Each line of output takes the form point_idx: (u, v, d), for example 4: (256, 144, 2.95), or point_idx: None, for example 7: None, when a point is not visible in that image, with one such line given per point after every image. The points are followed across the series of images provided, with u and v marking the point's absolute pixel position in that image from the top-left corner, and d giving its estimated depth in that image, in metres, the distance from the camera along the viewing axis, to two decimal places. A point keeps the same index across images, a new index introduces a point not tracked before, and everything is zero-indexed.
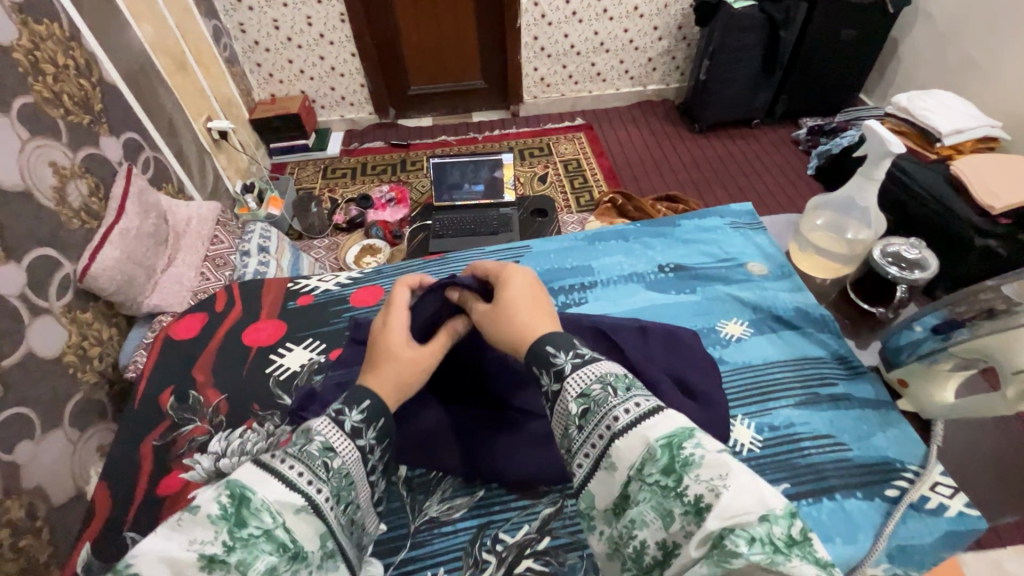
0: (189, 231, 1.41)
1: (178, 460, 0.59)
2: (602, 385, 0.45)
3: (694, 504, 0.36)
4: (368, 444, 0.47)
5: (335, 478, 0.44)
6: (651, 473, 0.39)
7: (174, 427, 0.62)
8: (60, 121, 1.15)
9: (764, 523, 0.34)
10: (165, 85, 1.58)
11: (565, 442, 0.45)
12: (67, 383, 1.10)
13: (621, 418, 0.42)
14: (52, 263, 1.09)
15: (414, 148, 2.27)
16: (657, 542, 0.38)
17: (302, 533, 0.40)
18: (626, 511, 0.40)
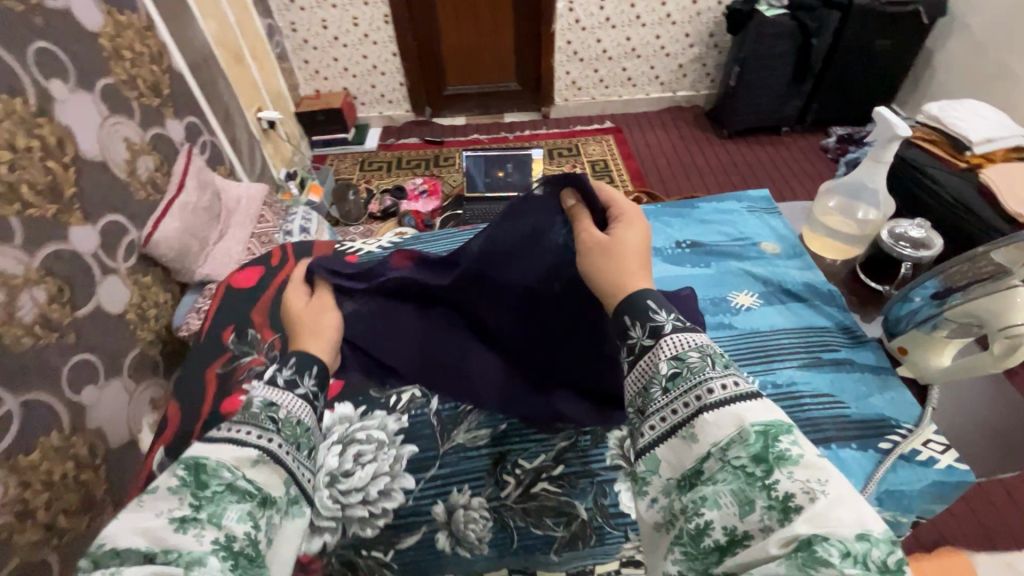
0: (239, 208, 1.51)
1: (237, 384, 0.67)
2: (699, 353, 0.45)
3: (784, 502, 0.36)
4: (308, 390, 0.51)
5: (290, 427, 0.47)
6: (737, 454, 0.39)
7: (235, 357, 0.71)
8: (134, 102, 1.27)
9: (862, 542, 0.34)
10: (223, 75, 1.71)
11: (639, 400, 0.46)
12: (128, 337, 1.20)
13: (716, 393, 0.42)
14: (121, 228, 1.20)
15: (447, 145, 2.37)
16: (726, 527, 0.38)
17: (265, 481, 0.44)
18: (697, 486, 0.41)
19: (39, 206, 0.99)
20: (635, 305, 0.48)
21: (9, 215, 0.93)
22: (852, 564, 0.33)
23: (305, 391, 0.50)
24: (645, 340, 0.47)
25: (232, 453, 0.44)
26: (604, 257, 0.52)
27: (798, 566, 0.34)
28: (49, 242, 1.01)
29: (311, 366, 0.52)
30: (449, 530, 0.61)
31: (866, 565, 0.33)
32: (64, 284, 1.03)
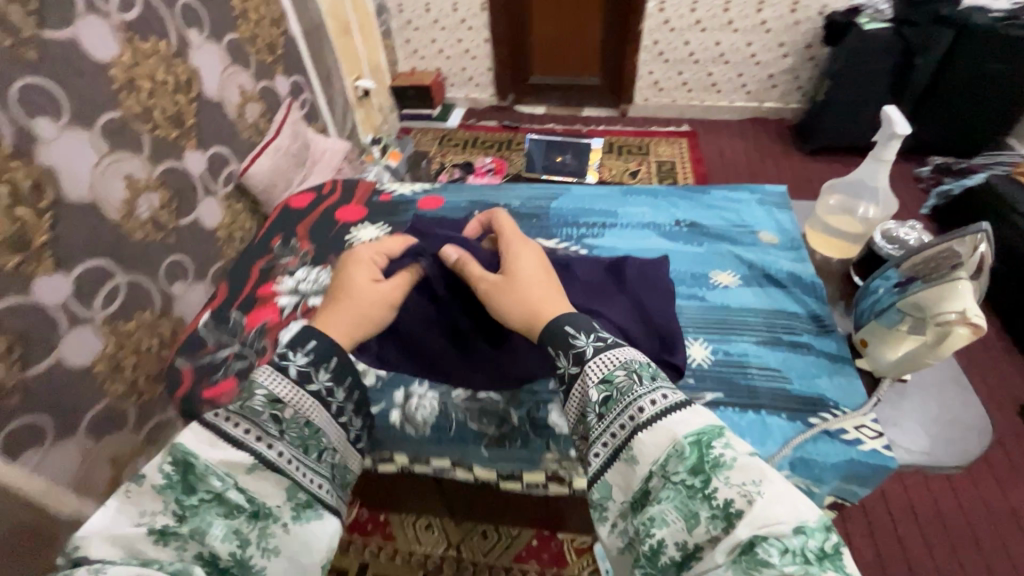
0: (323, 159, 1.72)
1: (275, 275, 0.85)
2: (624, 372, 0.51)
3: (725, 509, 0.41)
4: (321, 386, 0.59)
5: (294, 430, 0.56)
6: (679, 472, 0.44)
7: (278, 256, 0.89)
8: (251, 56, 1.50)
9: (799, 536, 0.38)
10: (330, 44, 1.94)
11: (581, 428, 0.52)
12: (216, 249, 1.39)
13: (645, 409, 0.48)
14: (224, 159, 1.42)
15: (522, 131, 2.48)
16: (677, 542, 0.42)
17: (258, 490, 0.52)
18: (647, 507, 0.45)
19: (165, 128, 1.21)
20: (557, 335, 0.56)
21: (142, 131, 1.15)
22: (789, 563, 0.37)
23: (315, 389, 0.59)
24: (572, 367, 0.54)
25: (226, 459, 0.52)
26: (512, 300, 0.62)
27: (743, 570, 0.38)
28: (167, 158, 1.22)
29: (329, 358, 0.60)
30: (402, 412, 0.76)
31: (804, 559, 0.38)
32: (174, 194, 1.25)
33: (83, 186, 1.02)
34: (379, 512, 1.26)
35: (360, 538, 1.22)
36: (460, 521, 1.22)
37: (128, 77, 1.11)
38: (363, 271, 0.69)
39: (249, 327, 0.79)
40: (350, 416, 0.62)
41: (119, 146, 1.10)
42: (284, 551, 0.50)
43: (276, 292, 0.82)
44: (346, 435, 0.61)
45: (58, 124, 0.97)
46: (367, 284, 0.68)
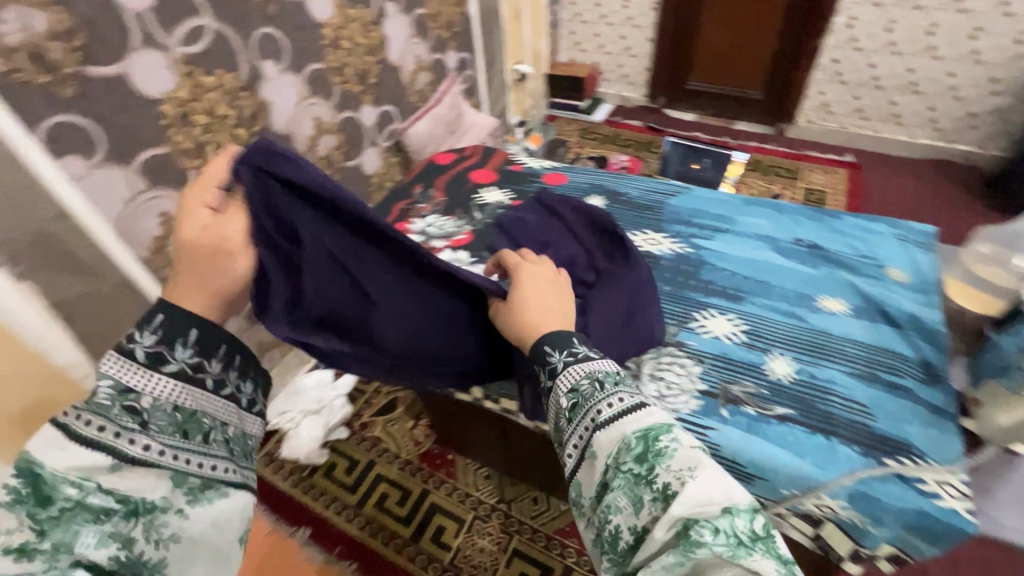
0: (471, 130, 1.88)
1: (409, 215, 1.04)
2: (589, 381, 0.59)
3: (663, 492, 0.48)
4: (185, 361, 0.57)
5: (161, 418, 0.54)
6: (627, 463, 0.52)
7: (415, 200, 1.07)
8: (429, 31, 1.69)
9: (727, 515, 0.46)
10: (499, 28, 2.09)
11: (559, 434, 0.60)
12: (364, 191, 1.63)
13: (603, 411, 0.56)
14: (388, 117, 1.64)
15: (665, 134, 2.45)
16: (629, 526, 0.51)
17: (131, 486, 0.50)
18: (606, 498, 0.53)
19: (351, 83, 1.45)
20: (537, 352, 0.64)
21: (335, 83, 1.40)
22: (718, 538, 0.44)
23: (171, 369, 0.56)
24: (548, 379, 0.62)
25: (83, 460, 0.49)
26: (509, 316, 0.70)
27: (682, 551, 0.45)
28: (344, 109, 1.45)
29: (188, 332, 0.57)
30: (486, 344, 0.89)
31: (732, 535, 0.45)
32: (347, 139, 1.50)
33: (285, 119, 1.28)
34: (449, 451, 1.39)
35: (428, 469, 1.36)
36: (518, 481, 1.31)
37: (335, 37, 1.35)
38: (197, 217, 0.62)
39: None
40: (235, 385, 0.62)
41: (315, 92, 1.35)
42: (185, 536, 0.51)
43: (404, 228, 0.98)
44: (235, 404, 0.62)
45: (278, 67, 1.23)
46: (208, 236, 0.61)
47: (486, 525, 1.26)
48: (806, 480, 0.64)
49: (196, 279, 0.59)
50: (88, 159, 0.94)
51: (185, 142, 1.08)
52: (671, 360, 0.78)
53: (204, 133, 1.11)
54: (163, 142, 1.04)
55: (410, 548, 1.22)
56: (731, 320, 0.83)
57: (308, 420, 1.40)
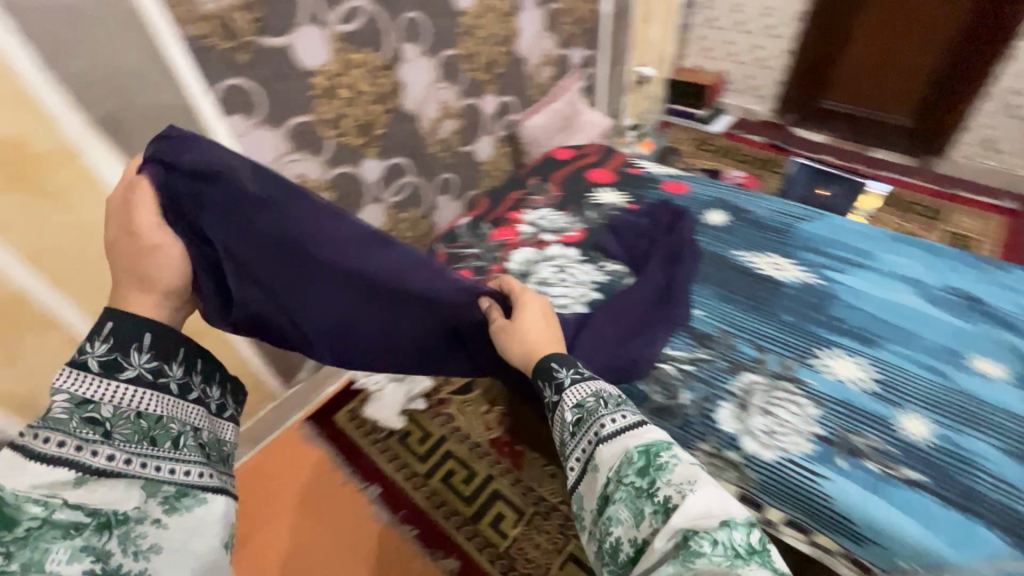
0: (584, 129, 1.87)
1: (526, 205, 1.20)
2: (595, 398, 0.67)
3: (665, 504, 0.55)
4: (147, 367, 0.59)
5: (125, 427, 0.56)
6: (629, 477, 0.59)
7: (534, 193, 1.23)
8: (557, 27, 1.70)
9: (724, 528, 0.51)
10: (628, 28, 2.05)
11: (563, 448, 0.68)
12: (474, 177, 1.68)
13: (605, 425, 0.64)
14: (506, 108, 1.67)
15: (787, 154, 2.29)
16: (630, 536, 0.57)
17: (101, 502, 0.50)
18: (608, 511, 0.60)
19: (479, 72, 1.50)
20: (543, 369, 0.72)
21: (465, 71, 1.46)
22: (715, 548, 0.49)
23: (131, 376, 0.58)
24: (554, 394, 0.70)
25: (47, 474, 0.49)
26: (509, 335, 0.80)
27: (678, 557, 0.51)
28: (467, 96, 1.51)
29: (145, 337, 0.59)
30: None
31: (729, 548, 0.50)
32: (466, 125, 1.56)
33: (414, 101, 1.36)
34: (518, 443, 1.39)
35: (495, 455, 1.38)
36: None
37: (471, 26, 1.40)
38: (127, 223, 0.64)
39: (494, 236, 1.13)
40: (197, 388, 0.65)
41: (444, 78, 1.41)
42: (163, 546, 0.51)
43: (519, 218, 1.15)
44: (200, 407, 0.65)
45: (417, 51, 1.30)
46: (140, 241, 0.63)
47: (546, 522, 1.26)
48: (940, 558, 0.64)
49: (141, 278, 0.63)
50: (249, 120, 1.05)
51: (327, 113, 1.17)
52: (785, 397, 0.80)
53: (344, 106, 1.20)
54: (310, 111, 1.14)
55: (468, 528, 1.25)
56: (862, 365, 0.83)
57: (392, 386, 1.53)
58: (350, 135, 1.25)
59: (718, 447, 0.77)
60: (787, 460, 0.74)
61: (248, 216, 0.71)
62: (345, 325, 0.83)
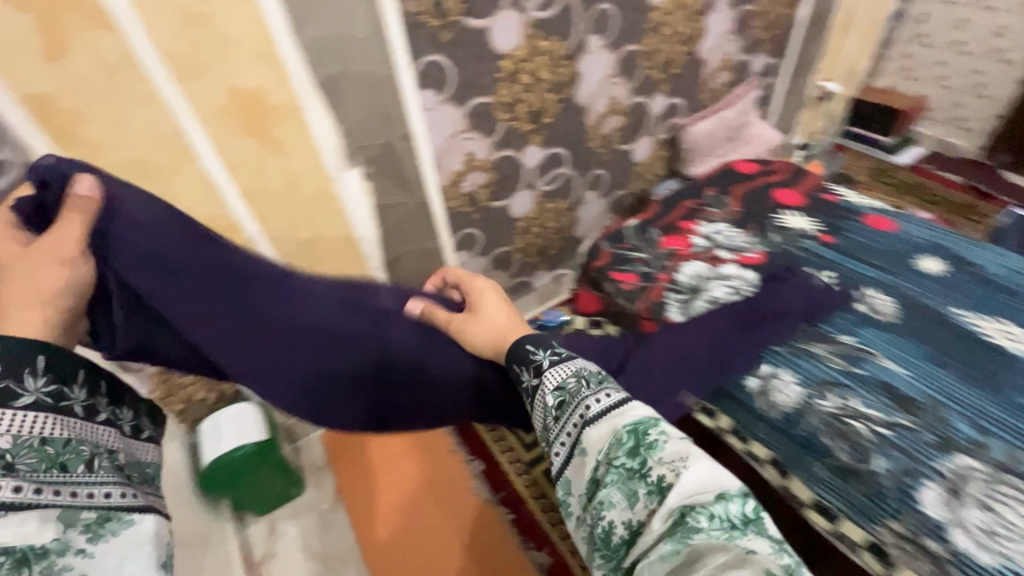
0: (752, 142, 1.74)
1: (698, 215, 1.16)
2: (575, 379, 0.64)
3: (659, 485, 0.51)
4: (48, 389, 0.50)
5: (33, 456, 0.47)
6: (620, 458, 0.55)
7: (708, 203, 1.19)
8: (746, 30, 1.59)
9: (720, 502, 0.49)
10: (822, 38, 1.85)
11: (546, 433, 0.64)
12: (625, 177, 1.65)
13: (591, 405, 0.60)
14: (673, 111, 1.60)
15: (993, 203, 1.95)
16: (623, 521, 0.53)
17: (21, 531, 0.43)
18: (597, 496, 0.55)
19: (656, 70, 1.45)
20: (520, 353, 0.70)
21: (642, 68, 1.41)
22: (713, 522, 0.47)
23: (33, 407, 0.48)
24: (534, 379, 0.67)
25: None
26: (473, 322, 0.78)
27: (676, 535, 0.48)
28: (637, 94, 1.46)
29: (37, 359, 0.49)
30: (761, 385, 0.91)
31: (725, 520, 0.48)
32: (629, 124, 1.52)
33: (587, 93, 1.34)
34: None
35: None
36: None
37: (659, 22, 1.35)
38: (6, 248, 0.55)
39: (664, 243, 1.11)
40: (106, 411, 0.57)
41: (620, 73, 1.38)
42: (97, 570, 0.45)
43: (693, 229, 1.12)
44: (115, 431, 0.57)
45: (600, 43, 1.28)
46: (55, 267, 0.57)
47: None
48: None
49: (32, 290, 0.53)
50: (438, 95, 1.11)
51: (506, 97, 1.21)
52: (1010, 494, 0.72)
53: (522, 92, 1.22)
54: (491, 92, 1.18)
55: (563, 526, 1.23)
56: None
57: None
58: (521, 120, 1.27)
59: (918, 531, 0.73)
60: (1012, 569, 0.67)
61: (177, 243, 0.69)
62: (287, 371, 0.76)
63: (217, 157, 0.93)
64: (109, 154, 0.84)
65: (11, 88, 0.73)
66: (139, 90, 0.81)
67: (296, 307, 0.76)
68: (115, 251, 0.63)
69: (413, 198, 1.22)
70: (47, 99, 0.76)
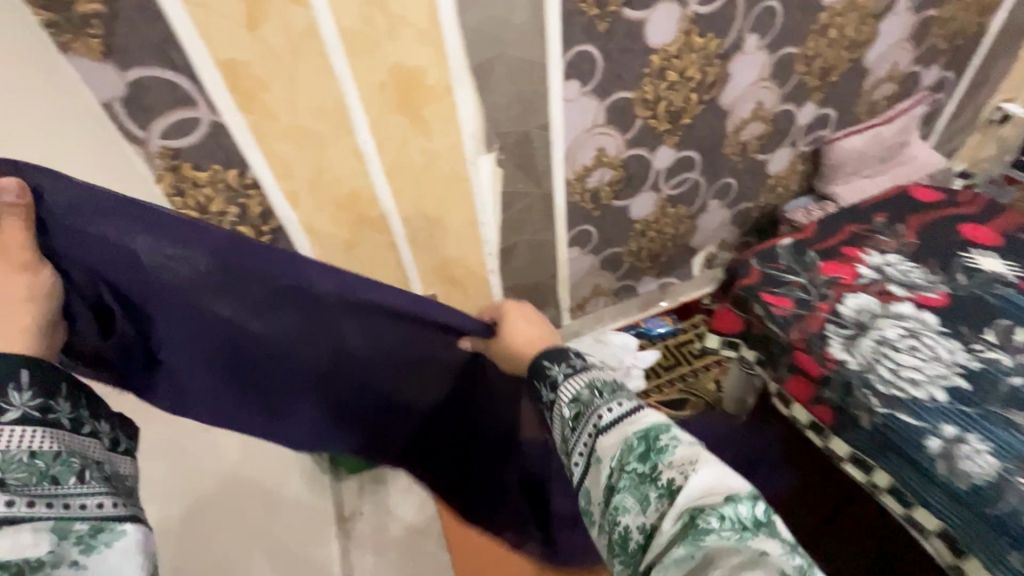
0: (909, 164, 1.55)
1: (862, 245, 1.00)
2: (589, 389, 0.58)
3: (669, 487, 0.47)
4: (31, 402, 0.40)
5: (20, 471, 0.37)
6: (631, 463, 0.50)
7: (877, 231, 1.03)
8: (926, 39, 1.41)
9: (729, 502, 0.45)
10: (1015, 53, 1.61)
11: (565, 445, 0.58)
12: (755, 189, 1.54)
13: (605, 414, 0.55)
14: (823, 123, 1.47)
15: None
16: (638, 525, 0.48)
17: (10, 546, 0.34)
18: (612, 501, 0.51)
19: (812, 76, 1.32)
20: (535, 368, 0.63)
21: (797, 72, 1.29)
22: (724, 521, 0.44)
23: (18, 418, 0.38)
24: (551, 392, 0.60)
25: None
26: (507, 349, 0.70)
27: (688, 538, 0.44)
28: (787, 101, 1.35)
29: (19, 371, 0.40)
30: (946, 448, 0.73)
31: (738, 522, 0.44)
32: (772, 132, 1.41)
33: (733, 95, 1.26)
34: None
35: None
36: None
37: (827, 24, 1.22)
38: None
39: (821, 270, 0.95)
40: (94, 422, 0.45)
41: (773, 77, 1.28)
42: None
43: (858, 258, 0.96)
44: (99, 444, 0.45)
45: (758, 43, 1.18)
46: (21, 285, 0.44)
47: None
48: None
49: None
50: (582, 87, 1.08)
51: (649, 94, 1.16)
52: None
53: (667, 89, 1.17)
54: (634, 88, 1.13)
55: None
56: None
57: None
58: (658, 119, 1.22)
59: None
60: None
61: (187, 251, 0.53)
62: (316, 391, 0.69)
63: (370, 130, 0.97)
64: (280, 120, 0.90)
65: (213, 52, 0.79)
66: (317, 62, 0.86)
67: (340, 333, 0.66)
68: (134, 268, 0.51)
69: (537, 189, 1.21)
70: (240, 65, 0.82)
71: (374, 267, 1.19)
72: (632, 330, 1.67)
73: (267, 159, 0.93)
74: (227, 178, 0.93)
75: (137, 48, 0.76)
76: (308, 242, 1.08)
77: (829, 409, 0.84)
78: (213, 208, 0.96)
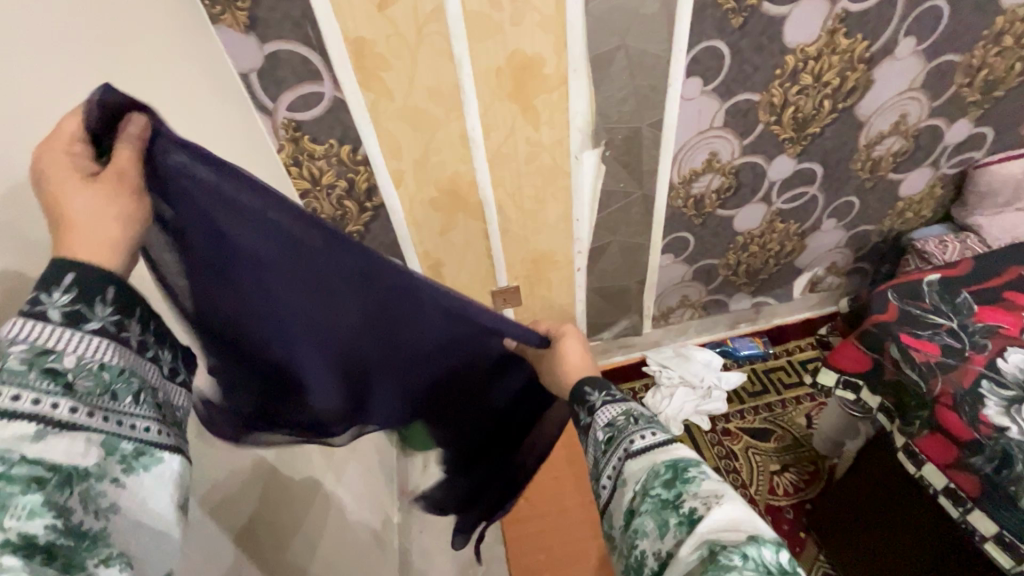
0: None
1: None
2: (625, 415, 0.48)
3: (689, 513, 0.38)
4: (110, 318, 0.33)
5: (88, 378, 0.31)
6: (655, 488, 0.41)
7: None
8: None
9: (752, 541, 0.35)
10: None
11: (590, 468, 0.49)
12: (881, 211, 1.39)
13: (638, 441, 0.45)
14: (977, 143, 1.29)
15: None
16: (654, 553, 0.39)
17: (63, 454, 0.28)
18: (631, 526, 0.42)
19: (973, 89, 1.16)
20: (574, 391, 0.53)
21: (955, 84, 1.14)
22: (748, 560, 0.33)
23: (102, 328, 0.32)
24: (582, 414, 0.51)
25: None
26: (544, 367, 0.60)
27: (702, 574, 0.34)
28: (938, 115, 1.19)
29: (106, 286, 0.33)
30: None
31: (764, 569, 0.33)
32: (913, 149, 1.25)
33: (874, 106, 1.13)
34: (802, 528, 1.22)
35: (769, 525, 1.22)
36: None
37: (1002, 30, 1.06)
38: (61, 191, 0.34)
39: (976, 316, 0.83)
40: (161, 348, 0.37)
41: (926, 87, 1.13)
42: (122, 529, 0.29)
43: None
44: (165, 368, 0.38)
45: (914, 49, 1.05)
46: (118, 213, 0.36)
47: None
48: None
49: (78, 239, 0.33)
50: (704, 85, 1.01)
51: (777, 98, 1.06)
52: None
53: (797, 94, 1.06)
54: (761, 90, 1.04)
55: None
56: None
57: (683, 389, 1.43)
58: (783, 126, 1.12)
59: None
60: None
61: (290, 254, 0.45)
62: (392, 381, 0.60)
63: (479, 117, 0.96)
64: (396, 100, 0.91)
65: (344, 30, 0.81)
66: (438, 45, 0.85)
67: (423, 339, 0.55)
68: (223, 229, 0.42)
69: (637, 190, 1.16)
70: (365, 43, 0.83)
71: (464, 252, 1.19)
72: (717, 347, 1.57)
73: (379, 137, 0.95)
74: (340, 153, 0.96)
75: (276, 22, 0.79)
76: (406, 221, 1.10)
77: (977, 480, 0.73)
78: (325, 181, 0.99)
